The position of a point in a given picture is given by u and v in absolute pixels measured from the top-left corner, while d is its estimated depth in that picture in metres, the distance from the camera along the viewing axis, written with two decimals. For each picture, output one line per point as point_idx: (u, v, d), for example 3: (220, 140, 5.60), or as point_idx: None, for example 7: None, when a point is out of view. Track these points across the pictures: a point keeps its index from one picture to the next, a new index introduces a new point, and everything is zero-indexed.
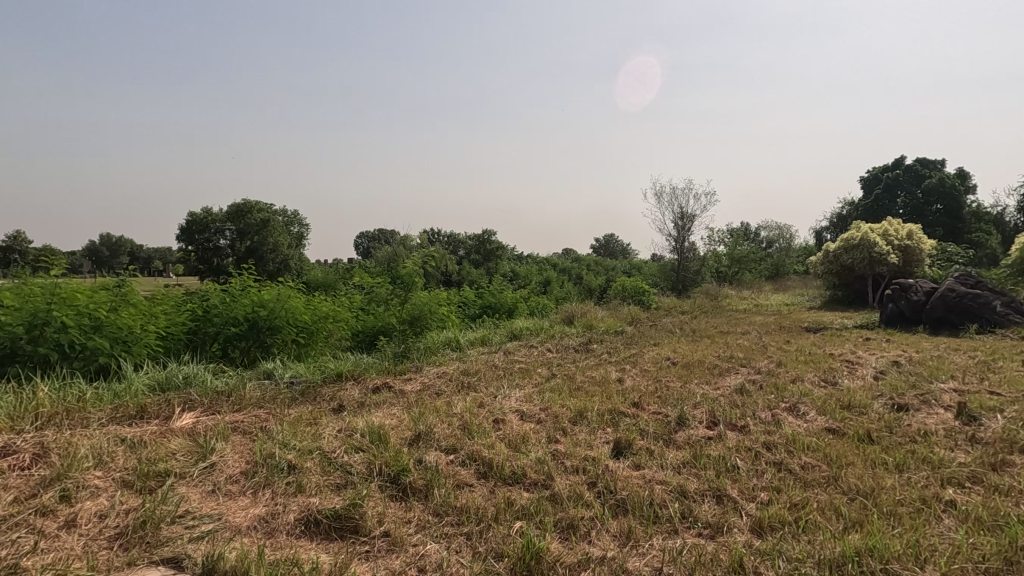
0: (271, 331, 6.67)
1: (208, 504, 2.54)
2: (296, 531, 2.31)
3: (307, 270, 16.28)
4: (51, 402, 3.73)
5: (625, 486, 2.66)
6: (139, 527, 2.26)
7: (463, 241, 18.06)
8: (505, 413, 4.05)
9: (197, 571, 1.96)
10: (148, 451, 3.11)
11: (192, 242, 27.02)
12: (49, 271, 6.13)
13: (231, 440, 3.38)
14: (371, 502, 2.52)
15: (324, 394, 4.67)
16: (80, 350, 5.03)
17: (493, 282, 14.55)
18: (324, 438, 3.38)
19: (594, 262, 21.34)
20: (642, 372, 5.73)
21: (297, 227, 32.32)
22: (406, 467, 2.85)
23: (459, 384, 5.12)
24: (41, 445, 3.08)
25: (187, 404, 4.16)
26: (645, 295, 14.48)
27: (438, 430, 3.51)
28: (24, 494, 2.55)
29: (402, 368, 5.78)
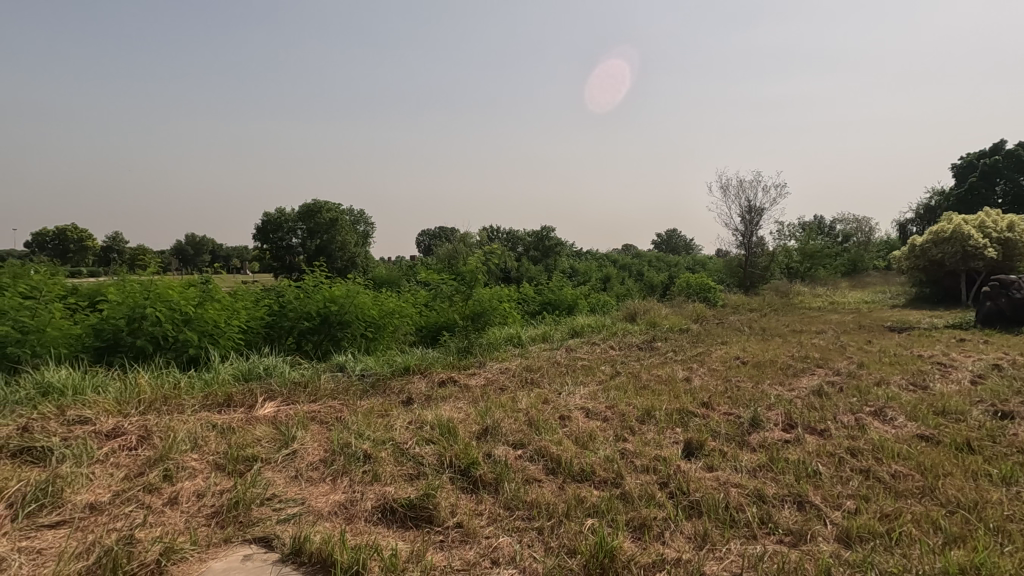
0: (342, 325, 6.96)
1: (291, 488, 2.69)
2: (374, 518, 2.41)
3: (374, 267, 16.91)
4: (151, 389, 4.08)
5: (699, 488, 2.59)
6: (233, 507, 2.43)
7: (523, 237, 18.15)
8: (570, 410, 4.04)
9: (285, 551, 2.08)
10: (237, 437, 3.32)
11: (268, 241, 28.66)
12: (145, 269, 6.68)
13: (310, 429, 3.56)
14: (443, 493, 2.58)
15: (394, 386, 4.83)
16: (172, 342, 5.45)
17: (553, 279, 14.56)
18: (396, 430, 3.49)
19: (656, 258, 20.90)
20: (710, 371, 5.56)
21: (364, 227, 33.58)
22: (475, 460, 2.90)
23: (522, 380, 5.14)
24: (144, 428, 3.36)
25: (269, 393, 4.41)
26: (711, 292, 14.01)
27: (505, 425, 3.54)
28: (132, 473, 2.80)
29: (466, 363, 5.89)
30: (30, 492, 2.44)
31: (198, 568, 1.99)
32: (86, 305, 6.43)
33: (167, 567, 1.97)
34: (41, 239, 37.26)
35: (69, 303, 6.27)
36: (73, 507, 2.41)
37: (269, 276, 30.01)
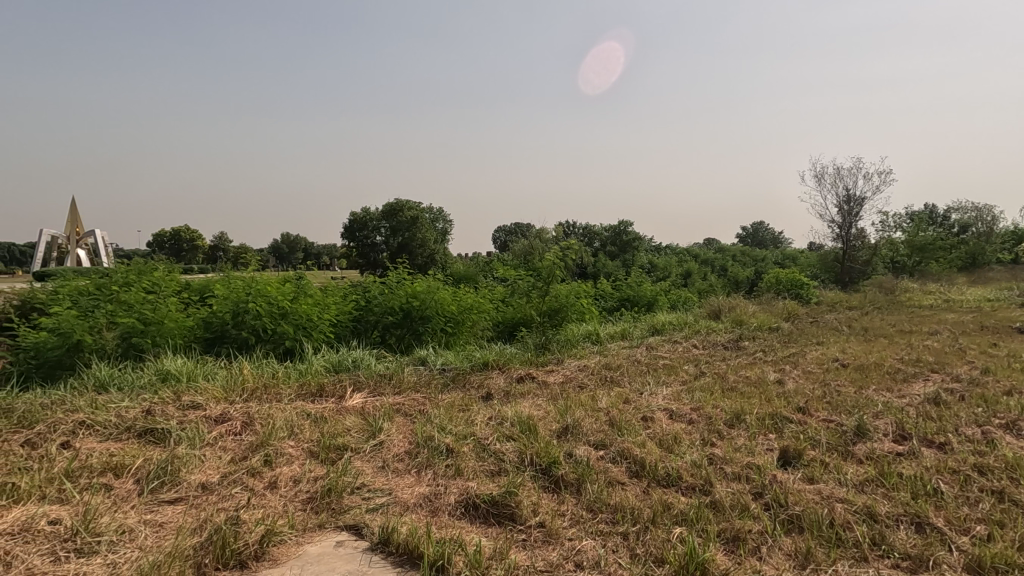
0: (423, 320, 7.15)
1: (379, 478, 2.79)
2: (457, 512, 2.44)
3: (452, 263, 17.30)
4: (253, 377, 4.40)
5: (799, 501, 2.40)
6: (326, 494, 2.55)
7: (599, 232, 17.87)
8: (653, 411, 3.90)
9: (374, 540, 2.15)
10: (328, 426, 3.49)
11: (354, 239, 30.20)
12: (247, 267, 7.23)
13: (395, 421, 3.68)
14: (525, 491, 2.57)
15: (473, 381, 4.90)
16: (271, 333, 5.85)
17: (630, 275, 14.22)
18: (477, 425, 3.53)
19: (741, 252, 19.84)
20: (805, 374, 5.18)
21: (442, 224, 34.48)
22: (556, 459, 2.86)
23: (602, 378, 5.04)
24: (247, 415, 3.62)
25: (357, 384, 4.62)
26: (803, 288, 13.09)
27: (586, 424, 3.48)
28: (237, 456, 3.02)
29: (544, 359, 5.87)
30: (153, 470, 2.70)
31: (296, 551, 2.10)
32: (198, 299, 7.08)
33: (268, 548, 2.09)
34: (160, 239, 41.44)
35: (184, 298, 6.94)
36: (188, 486, 2.63)
37: (355, 272, 31.59)
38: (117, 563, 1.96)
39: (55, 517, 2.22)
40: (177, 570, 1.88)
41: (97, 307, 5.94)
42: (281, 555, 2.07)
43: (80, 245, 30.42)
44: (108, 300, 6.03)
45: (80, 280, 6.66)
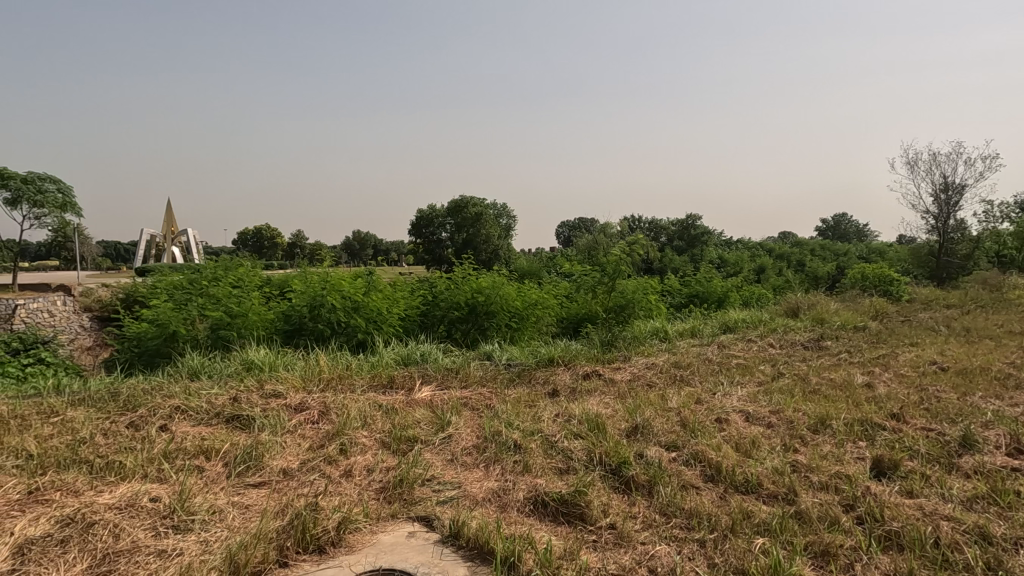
0: (488, 315, 7.19)
1: (448, 471, 2.82)
2: (526, 509, 2.42)
3: (516, 258, 17.36)
4: (329, 369, 4.59)
5: (898, 516, 2.20)
6: (398, 485, 2.61)
7: (666, 226, 17.36)
8: (727, 412, 3.73)
9: (445, 533, 2.17)
10: (399, 418, 3.58)
11: (421, 235, 30.98)
12: (322, 263, 7.58)
13: (462, 415, 3.72)
14: (595, 491, 2.51)
15: (539, 377, 4.88)
16: (344, 326, 6.08)
17: (699, 270, 13.70)
18: (544, 421, 3.51)
19: (821, 246, 18.65)
20: (898, 377, 4.78)
21: (506, 220, 34.69)
22: (626, 459, 2.79)
23: (671, 377, 4.87)
24: (323, 404, 3.77)
25: (425, 378, 4.71)
26: (893, 285, 12.12)
27: (656, 424, 3.37)
28: (315, 444, 3.15)
29: (610, 356, 5.75)
30: (240, 455, 2.86)
31: (370, 539, 2.16)
32: (278, 293, 7.48)
33: (345, 535, 2.16)
34: (244, 237, 44.32)
35: (265, 292, 7.36)
36: (271, 471, 2.77)
37: (421, 268, 32.40)
38: (209, 541, 2.08)
39: (155, 495, 2.40)
40: (262, 552, 1.97)
41: (189, 300, 6.44)
42: (356, 543, 2.13)
43: (175, 243, 33.01)
44: (199, 295, 6.51)
45: (176, 276, 7.23)
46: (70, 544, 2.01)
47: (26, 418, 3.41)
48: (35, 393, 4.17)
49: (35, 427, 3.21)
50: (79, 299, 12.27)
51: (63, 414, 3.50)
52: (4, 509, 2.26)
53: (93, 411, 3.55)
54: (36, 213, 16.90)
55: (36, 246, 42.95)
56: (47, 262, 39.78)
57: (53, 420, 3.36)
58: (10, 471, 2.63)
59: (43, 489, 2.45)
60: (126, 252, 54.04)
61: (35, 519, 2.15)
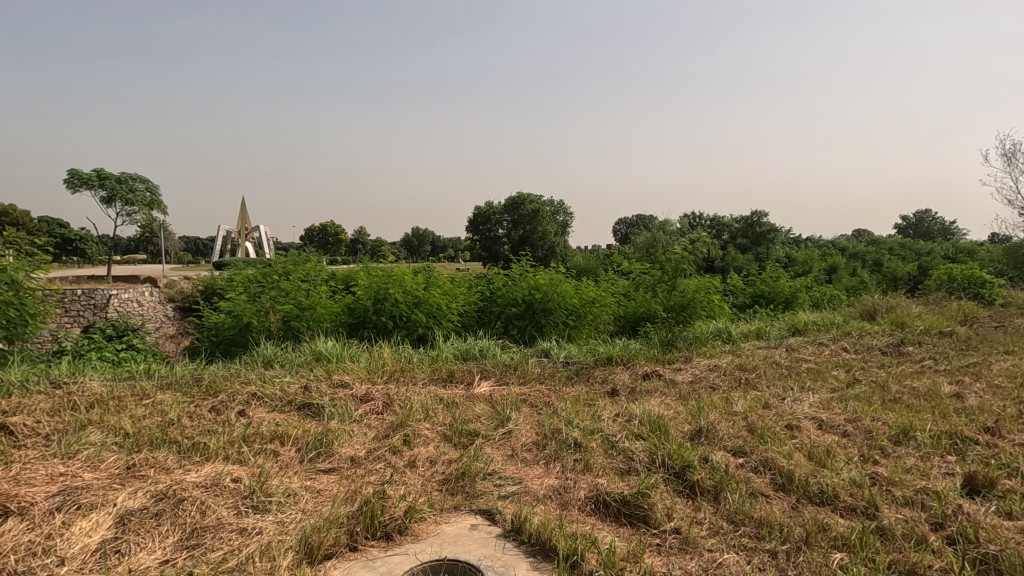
0: (545, 312, 7.17)
1: (509, 467, 2.85)
2: (587, 508, 2.41)
3: (573, 256, 17.23)
4: (392, 361, 4.73)
5: (995, 538, 2.04)
6: (460, 477, 2.65)
7: (729, 224, 16.76)
8: (798, 419, 3.56)
9: (508, 528, 2.19)
10: (459, 412, 3.64)
11: (477, 233, 31.32)
12: (385, 259, 7.82)
13: (522, 411, 3.73)
14: (659, 494, 2.46)
15: (597, 375, 4.83)
16: (406, 320, 6.26)
17: (765, 270, 13.12)
18: (604, 421, 3.47)
19: (902, 245, 17.42)
20: (991, 388, 4.40)
21: (562, 217, 34.49)
22: (691, 462, 2.71)
23: (735, 380, 4.69)
24: (387, 395, 3.90)
25: (484, 373, 4.77)
26: (984, 288, 11.17)
27: (722, 428, 3.26)
28: (380, 434, 3.26)
29: (671, 357, 5.60)
30: (311, 441, 3.01)
31: (434, 529, 2.21)
32: (342, 288, 7.78)
33: (410, 524, 2.22)
34: (310, 233, 46.40)
35: (331, 286, 7.67)
36: (340, 458, 2.89)
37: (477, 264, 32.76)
38: (285, 522, 2.20)
39: (237, 476, 2.56)
40: (334, 535, 2.06)
41: (262, 292, 6.81)
42: (421, 532, 2.19)
43: (248, 239, 34.95)
44: (270, 288, 6.86)
45: (249, 270, 7.66)
46: (164, 517, 2.18)
47: (122, 399, 3.71)
48: (128, 376, 4.54)
49: (130, 408, 3.49)
50: (164, 290, 13.23)
51: (153, 397, 3.79)
52: (107, 481, 2.47)
53: (179, 395, 3.82)
54: (128, 210, 18.33)
55: (127, 241, 46.58)
56: (135, 256, 43.02)
57: (145, 402, 3.64)
58: (110, 447, 2.87)
59: (139, 465, 2.67)
60: (205, 247, 57.86)
61: (133, 493, 2.34)
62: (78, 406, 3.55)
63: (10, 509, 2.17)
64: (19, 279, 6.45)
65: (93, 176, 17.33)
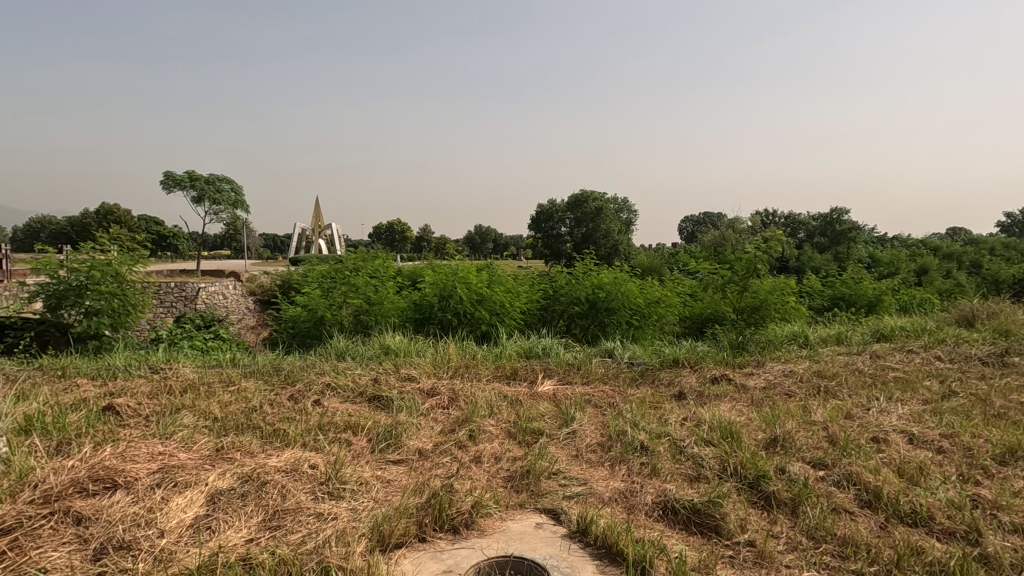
0: (609, 312, 7.05)
1: (574, 467, 2.83)
2: (655, 514, 2.35)
3: (638, 254, 16.91)
4: (457, 358, 4.80)
5: None
6: (525, 475, 2.67)
7: (805, 222, 15.89)
8: (886, 431, 3.31)
9: (573, 529, 2.17)
10: (524, 409, 3.65)
11: (540, 231, 31.37)
12: (450, 256, 7.98)
13: (586, 411, 3.70)
14: (731, 504, 2.37)
15: (663, 377, 4.70)
16: (469, 317, 6.35)
17: (846, 271, 12.30)
18: (671, 424, 3.38)
19: (1006, 245, 15.83)
20: None
21: (626, 215, 33.85)
22: (766, 473, 2.59)
23: (813, 387, 4.43)
24: (453, 391, 3.97)
25: (548, 371, 4.76)
26: None
27: (800, 438, 3.09)
28: (446, 428, 3.33)
29: (742, 361, 5.37)
30: (381, 432, 3.11)
31: (500, 525, 2.23)
32: (409, 284, 8.02)
33: (477, 519, 2.25)
34: (378, 231, 48.14)
35: (398, 283, 7.93)
36: (408, 450, 2.98)
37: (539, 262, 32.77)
38: (358, 509, 2.29)
39: (314, 462, 2.69)
40: (404, 525, 2.12)
41: (334, 286, 7.14)
42: (487, 527, 2.21)
43: (321, 236, 36.66)
44: (341, 282, 7.18)
45: (323, 266, 8.04)
46: (249, 498, 2.32)
47: (211, 385, 4.00)
48: (216, 363, 4.87)
49: (218, 394, 3.74)
50: (245, 283, 14.10)
51: (239, 384, 4.05)
52: (200, 462, 2.67)
53: (261, 383, 4.07)
54: (215, 209, 19.69)
55: (214, 239, 50.16)
56: (219, 252, 45.89)
57: (230, 389, 3.90)
58: (201, 429, 3.09)
59: (226, 448, 2.86)
60: (282, 244, 61.30)
61: (222, 474, 2.51)
62: (173, 390, 3.86)
63: (117, 482, 2.38)
64: (122, 273, 7.08)
65: (185, 177, 18.75)
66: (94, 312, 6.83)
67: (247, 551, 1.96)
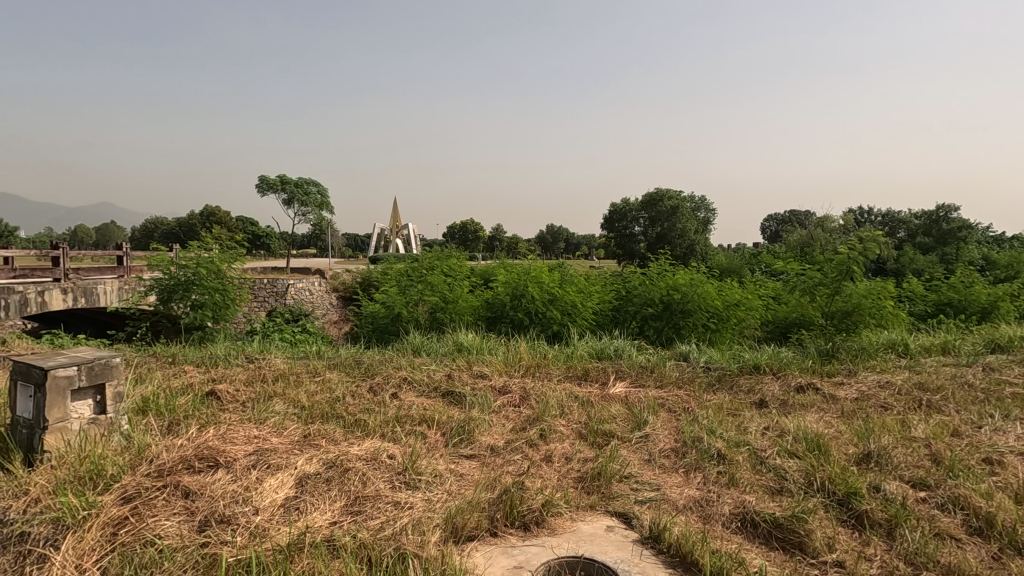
0: (685, 314, 6.82)
1: (646, 471, 2.77)
2: (732, 525, 2.26)
3: (717, 254, 16.25)
4: (528, 357, 4.82)
5: None
6: (596, 477, 2.65)
7: (908, 220, 15.00)
8: (1001, 453, 2.98)
9: (646, 535, 2.13)
10: (595, 410, 3.62)
11: (613, 231, 30.98)
12: (522, 256, 8.04)
13: (659, 415, 3.61)
14: (818, 520, 2.23)
15: (743, 384, 4.49)
16: (541, 316, 6.37)
17: (955, 273, 11.18)
18: (751, 433, 3.22)
19: None
20: None
21: (703, 214, 32.64)
22: (858, 490, 2.41)
23: (914, 401, 4.06)
24: (524, 390, 4.00)
25: (620, 373, 4.68)
26: None
27: (898, 455, 2.85)
28: (518, 426, 3.36)
29: (831, 369, 5.02)
30: (455, 427, 3.20)
31: (571, 525, 2.23)
32: (482, 283, 8.18)
33: (547, 517, 2.27)
34: (453, 231, 49.35)
35: (472, 281, 8.11)
36: (480, 446, 3.04)
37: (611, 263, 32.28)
38: (433, 500, 2.37)
39: (392, 452, 2.81)
40: (476, 519, 2.18)
41: (411, 284, 7.41)
42: (558, 527, 2.22)
43: (398, 236, 38.11)
44: (418, 280, 7.43)
45: (400, 265, 8.33)
46: (333, 483, 2.47)
47: (300, 375, 4.27)
48: (303, 355, 5.20)
49: (306, 384, 4.00)
50: (329, 280, 14.84)
51: (324, 375, 4.31)
52: (289, 446, 2.86)
53: (344, 375, 4.30)
54: (303, 210, 20.97)
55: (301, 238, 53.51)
56: (306, 250, 48.84)
57: (316, 379, 4.16)
58: (290, 416, 3.31)
59: (313, 435, 3.05)
60: (361, 243, 64.36)
61: (309, 459, 2.68)
62: (267, 378, 4.16)
63: (219, 462, 2.61)
64: (223, 269, 7.70)
65: (277, 181, 20.10)
66: (199, 305, 7.50)
67: (331, 533, 2.08)
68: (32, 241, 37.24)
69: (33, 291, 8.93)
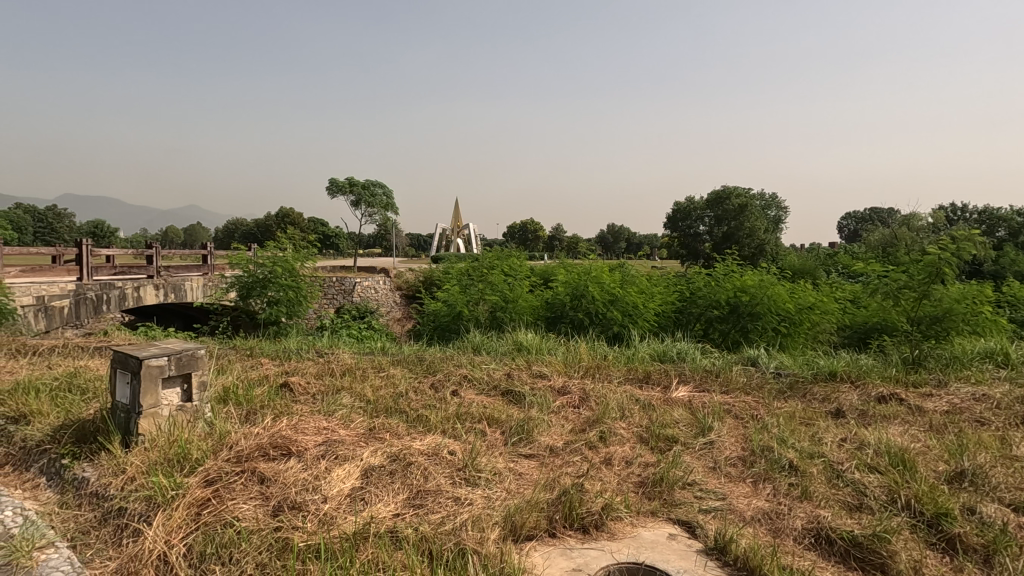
0: (753, 317, 6.51)
1: (711, 479, 2.67)
2: (805, 541, 2.14)
3: (789, 255, 15.46)
4: (588, 358, 4.76)
5: None
6: (657, 482, 2.58)
7: (1008, 218, 13.62)
8: None
9: (710, 545, 2.06)
10: (657, 414, 3.53)
11: (677, 230, 30.18)
12: (583, 256, 7.97)
13: (725, 422, 3.47)
14: (902, 541, 2.07)
15: (817, 392, 4.24)
16: (601, 317, 6.27)
17: None
18: (826, 445, 3.04)
19: None
20: None
21: (774, 212, 31.16)
22: (949, 511, 2.22)
23: (1015, 416, 3.69)
24: (584, 391, 3.96)
25: (682, 377, 4.54)
26: None
27: (995, 475, 2.59)
28: (577, 428, 3.33)
29: (917, 379, 4.65)
30: (514, 426, 3.21)
31: (631, 531, 2.19)
32: (541, 283, 8.18)
33: (607, 521, 2.23)
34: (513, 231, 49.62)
35: (532, 281, 8.12)
36: (539, 446, 3.03)
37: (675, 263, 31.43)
38: (492, 497, 2.39)
39: (452, 449, 2.86)
40: (535, 518, 2.18)
41: (471, 284, 7.52)
42: (618, 531, 2.18)
43: (459, 236, 38.74)
44: (478, 280, 7.53)
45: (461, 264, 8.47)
46: (396, 476, 2.54)
47: (365, 370, 4.43)
48: (369, 351, 5.39)
49: (371, 379, 4.14)
50: (393, 279, 15.28)
51: (388, 370, 4.45)
52: (356, 439, 2.97)
53: (407, 371, 4.41)
54: (370, 211, 21.73)
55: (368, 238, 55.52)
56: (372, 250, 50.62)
57: (381, 374, 4.30)
58: (356, 410, 3.44)
59: (377, 429, 3.15)
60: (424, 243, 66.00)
61: (374, 452, 2.77)
62: (335, 372, 4.34)
63: (291, 451, 2.75)
64: (296, 267, 8.09)
65: (346, 183, 20.96)
66: (274, 301, 7.91)
67: (394, 524, 2.14)
68: (130, 241, 40.68)
69: (130, 286, 9.75)
